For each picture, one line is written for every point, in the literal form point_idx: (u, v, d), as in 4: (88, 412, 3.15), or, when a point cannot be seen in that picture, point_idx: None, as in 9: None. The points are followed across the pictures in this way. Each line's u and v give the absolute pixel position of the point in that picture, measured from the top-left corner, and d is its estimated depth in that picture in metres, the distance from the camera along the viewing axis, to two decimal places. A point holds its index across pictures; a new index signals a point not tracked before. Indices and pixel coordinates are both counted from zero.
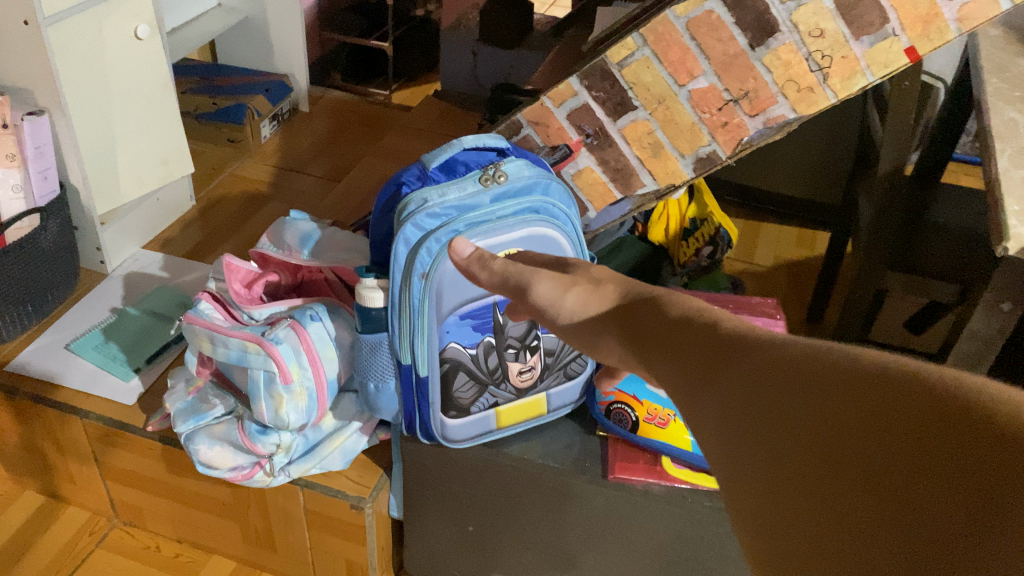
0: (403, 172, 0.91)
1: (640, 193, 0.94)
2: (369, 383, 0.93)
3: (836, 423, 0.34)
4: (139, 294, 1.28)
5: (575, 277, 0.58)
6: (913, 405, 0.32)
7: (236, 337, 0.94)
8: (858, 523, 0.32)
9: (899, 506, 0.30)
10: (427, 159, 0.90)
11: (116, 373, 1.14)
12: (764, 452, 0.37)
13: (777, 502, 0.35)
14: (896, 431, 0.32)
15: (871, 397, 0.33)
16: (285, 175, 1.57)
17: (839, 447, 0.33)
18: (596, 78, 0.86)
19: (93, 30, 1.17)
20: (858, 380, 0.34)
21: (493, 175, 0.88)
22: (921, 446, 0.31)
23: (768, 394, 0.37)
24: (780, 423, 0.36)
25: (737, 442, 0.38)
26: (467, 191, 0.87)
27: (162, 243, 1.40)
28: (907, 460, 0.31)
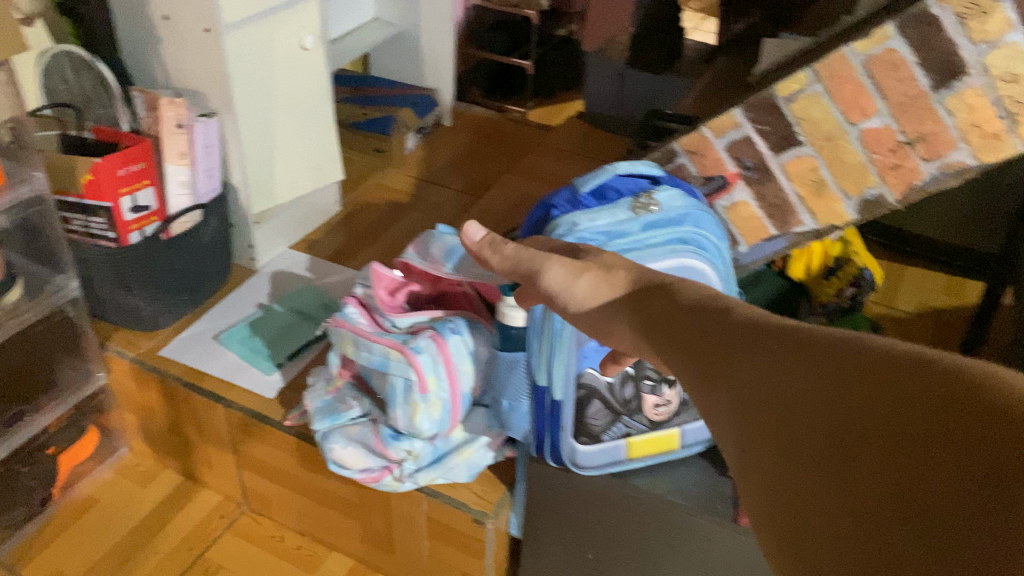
0: (552, 195, 0.91)
1: (798, 231, 0.90)
2: (503, 401, 0.94)
3: (844, 410, 0.37)
4: (284, 292, 1.33)
5: (586, 263, 0.63)
6: (921, 387, 0.35)
7: (379, 343, 0.97)
8: (877, 502, 0.34)
9: (914, 481, 0.33)
10: (578, 184, 0.90)
11: (258, 366, 1.19)
12: (780, 441, 0.40)
13: (794, 490, 0.39)
14: (908, 412, 0.35)
15: (881, 382, 0.37)
16: (425, 186, 1.61)
17: (857, 432, 0.36)
18: (762, 112, 0.85)
19: (267, 39, 1.23)
20: (869, 366, 0.38)
21: (645, 204, 0.87)
22: (933, 425, 0.33)
23: (779, 386, 0.41)
24: (798, 411, 0.40)
25: (755, 435, 0.42)
26: (618, 218, 0.86)
27: (308, 244, 1.45)
28: (920, 439, 0.34)
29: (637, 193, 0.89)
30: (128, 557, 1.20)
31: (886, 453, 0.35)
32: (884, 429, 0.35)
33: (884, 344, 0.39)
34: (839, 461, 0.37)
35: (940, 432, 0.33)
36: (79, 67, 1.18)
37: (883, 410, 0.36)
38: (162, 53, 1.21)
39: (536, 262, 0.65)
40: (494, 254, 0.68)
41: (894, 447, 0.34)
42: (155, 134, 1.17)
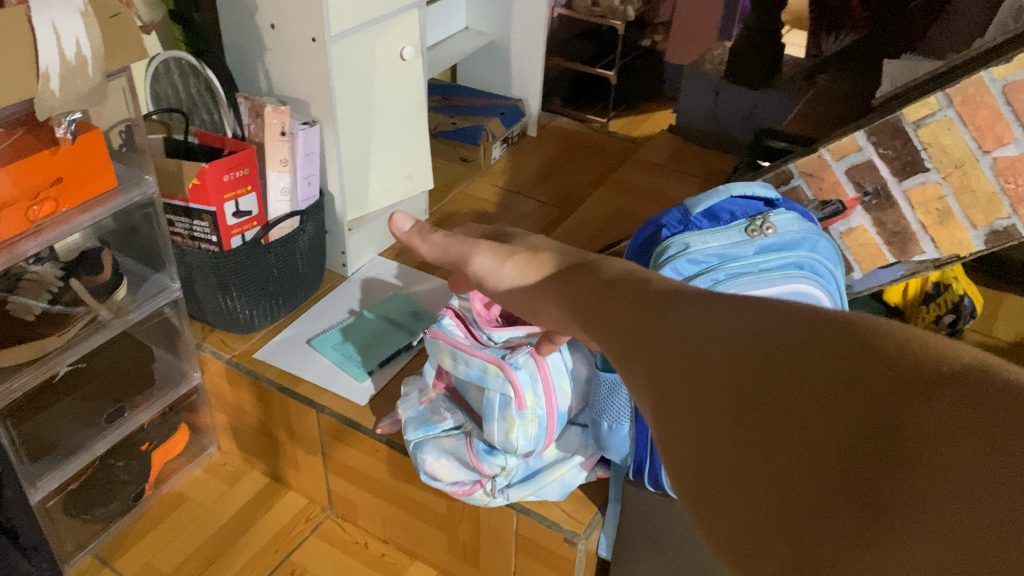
0: (662, 214, 0.89)
1: (917, 260, 0.87)
2: (603, 422, 0.92)
3: (761, 353, 0.39)
4: (374, 299, 1.34)
5: (513, 249, 0.73)
6: (833, 351, 0.37)
7: (477, 356, 0.96)
8: (772, 449, 0.35)
9: (823, 430, 0.34)
10: (690, 204, 0.88)
11: (349, 372, 1.20)
12: (692, 383, 0.41)
13: (700, 426, 0.39)
14: (818, 370, 0.37)
15: (793, 346, 0.39)
16: (511, 197, 1.61)
17: (763, 389, 0.38)
18: (887, 136, 0.82)
19: (369, 48, 1.24)
20: (781, 331, 0.40)
21: (761, 227, 0.85)
22: (841, 382, 0.35)
23: (695, 340, 0.43)
24: (711, 369, 0.40)
25: (672, 384, 0.42)
26: (732, 240, 0.84)
27: (397, 252, 1.46)
28: (831, 386, 0.36)
29: (752, 215, 0.87)
30: (217, 555, 1.22)
31: (793, 407, 0.36)
32: (791, 386, 0.37)
33: (794, 315, 0.41)
34: (740, 414, 0.38)
35: (848, 388, 0.35)
36: (185, 73, 1.20)
37: (793, 371, 0.37)
38: (267, 60, 1.23)
39: (467, 249, 0.77)
40: (426, 241, 0.84)
41: (802, 400, 0.36)
42: (259, 140, 1.19)
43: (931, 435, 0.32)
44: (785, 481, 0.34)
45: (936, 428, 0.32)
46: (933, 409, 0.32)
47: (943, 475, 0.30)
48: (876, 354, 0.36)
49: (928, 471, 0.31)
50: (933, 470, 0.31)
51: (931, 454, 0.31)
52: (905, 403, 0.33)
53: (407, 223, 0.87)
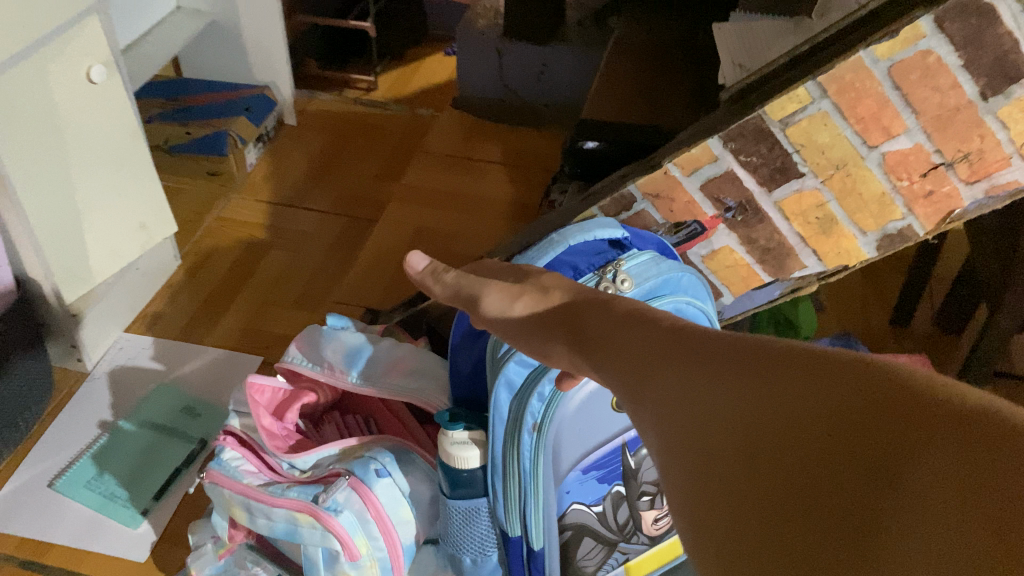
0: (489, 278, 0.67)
1: (798, 276, 0.71)
2: (464, 557, 0.70)
3: (772, 390, 0.36)
4: (132, 400, 1.04)
5: (524, 286, 0.58)
6: (841, 386, 0.33)
7: (280, 506, 0.72)
8: (775, 482, 0.33)
9: (822, 466, 0.32)
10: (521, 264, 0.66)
11: (117, 518, 0.91)
12: (700, 429, 0.37)
13: (709, 475, 0.36)
14: (820, 409, 0.33)
15: (792, 384, 0.35)
16: (282, 212, 1.32)
17: (759, 430, 0.35)
18: (748, 141, 0.63)
19: (40, 85, 0.90)
20: (778, 369, 0.36)
21: (614, 281, 0.64)
22: (843, 418, 0.32)
23: (695, 375, 0.39)
24: (705, 412, 0.37)
25: (672, 429, 0.39)
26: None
27: (151, 320, 1.15)
28: (847, 424, 0.32)
29: (599, 263, 0.66)
30: None
31: (794, 447, 0.33)
32: (790, 426, 0.34)
33: (792, 353, 0.37)
34: (742, 456, 0.35)
35: (850, 428, 0.32)
36: None
37: (811, 413, 0.33)
38: None
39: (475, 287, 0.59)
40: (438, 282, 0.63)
41: (802, 437, 0.33)
42: None
43: (931, 473, 0.29)
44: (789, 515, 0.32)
45: (934, 466, 0.29)
46: (934, 447, 0.29)
47: (939, 509, 0.28)
48: (884, 389, 0.32)
49: (928, 509, 0.28)
50: (928, 509, 0.28)
51: (929, 490, 0.28)
52: (907, 438, 0.30)
53: (424, 261, 0.66)
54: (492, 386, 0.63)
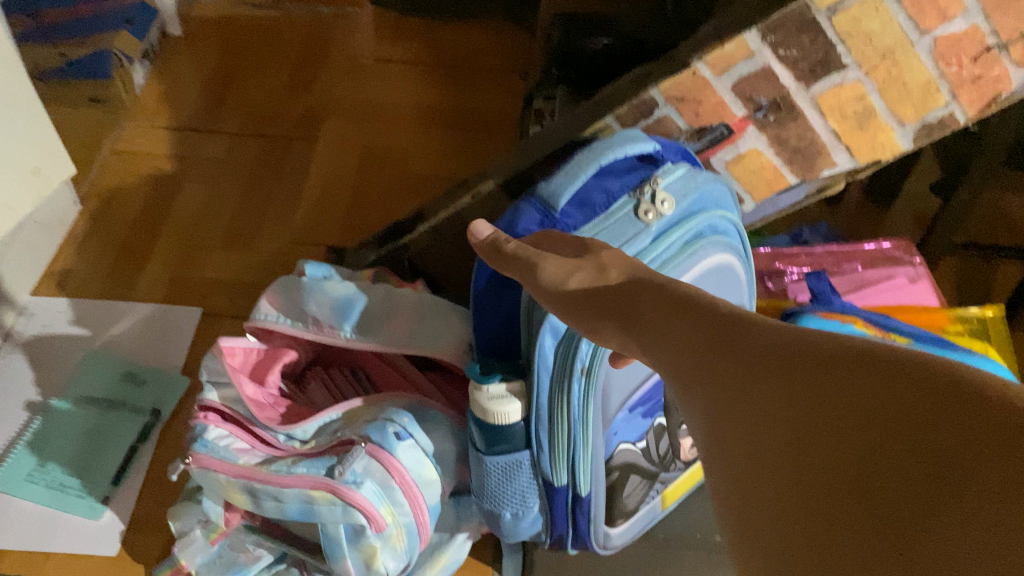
0: (513, 213, 0.58)
1: (826, 175, 0.67)
2: (504, 513, 0.64)
3: (821, 404, 0.30)
4: (59, 374, 0.90)
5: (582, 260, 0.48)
6: (888, 385, 0.28)
7: (291, 486, 0.64)
8: (827, 496, 0.28)
9: (877, 479, 0.27)
10: (550, 195, 0.58)
11: (73, 510, 0.80)
12: (749, 446, 0.32)
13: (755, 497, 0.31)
14: (869, 407, 0.28)
15: (836, 379, 0.30)
16: (187, 138, 1.17)
17: (801, 432, 0.30)
18: (790, 33, 0.57)
19: None
20: (817, 361, 0.31)
21: (654, 203, 0.58)
22: (897, 418, 0.27)
23: (739, 385, 0.33)
24: (743, 417, 0.33)
25: (724, 443, 0.33)
26: (626, 235, 0.57)
27: (61, 279, 1.00)
28: (913, 447, 0.26)
29: (633, 183, 0.61)
30: None
31: (841, 451, 0.28)
32: (837, 429, 0.29)
33: (829, 344, 0.32)
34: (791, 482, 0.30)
35: (910, 432, 0.27)
36: None
37: (869, 432, 0.28)
38: None
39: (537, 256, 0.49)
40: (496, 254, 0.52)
41: (854, 441, 0.28)
42: None
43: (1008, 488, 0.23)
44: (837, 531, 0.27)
45: (1011, 481, 0.23)
46: (1008, 458, 0.24)
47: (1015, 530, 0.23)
48: (943, 386, 0.27)
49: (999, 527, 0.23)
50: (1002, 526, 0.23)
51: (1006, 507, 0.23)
52: (975, 445, 0.25)
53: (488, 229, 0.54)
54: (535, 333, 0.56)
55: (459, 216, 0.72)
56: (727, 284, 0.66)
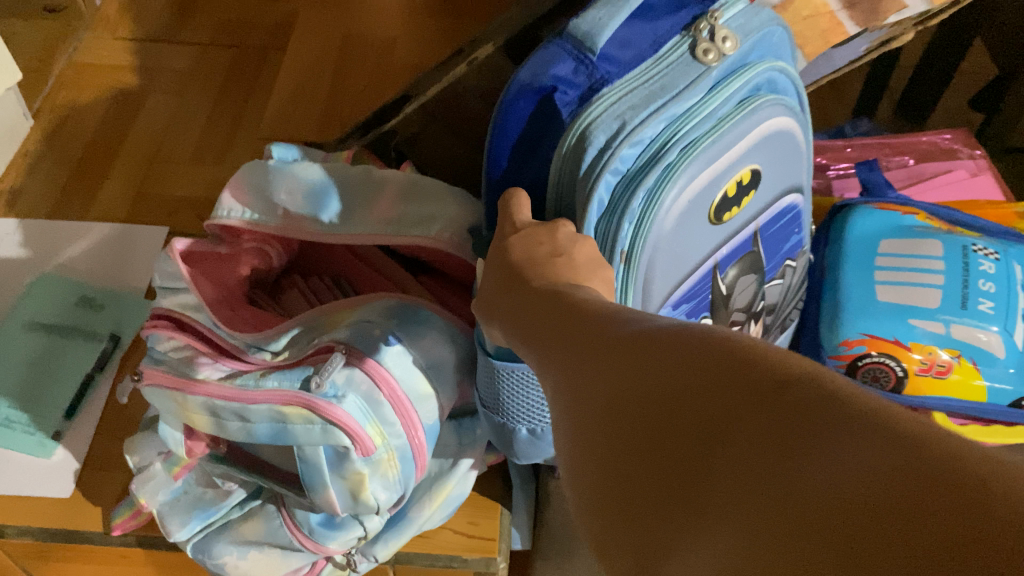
0: (541, 55, 0.45)
1: (892, 21, 0.57)
2: (521, 429, 0.55)
3: (641, 367, 0.28)
4: (5, 299, 0.80)
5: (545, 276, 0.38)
6: (701, 356, 0.26)
7: (262, 401, 0.53)
8: (643, 448, 0.26)
9: (656, 435, 0.26)
10: (585, 35, 0.45)
11: (19, 446, 0.70)
12: (584, 396, 0.30)
13: (585, 448, 0.29)
14: (651, 377, 0.27)
15: (638, 351, 0.28)
16: (151, 48, 1.05)
17: (610, 395, 0.28)
18: None
19: None
20: (614, 338, 0.30)
21: (714, 41, 0.47)
22: (671, 384, 0.26)
23: (584, 345, 0.31)
24: (576, 374, 0.31)
25: (571, 390, 0.31)
26: (684, 80, 0.47)
27: (10, 198, 0.90)
28: (707, 409, 0.24)
29: (684, 22, 0.49)
30: None
31: (652, 397, 0.26)
32: (623, 402, 0.27)
33: (641, 325, 0.30)
34: (612, 424, 0.28)
35: (697, 392, 0.25)
36: None
37: (674, 394, 0.26)
38: None
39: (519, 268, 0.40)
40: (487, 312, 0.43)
41: (640, 408, 0.27)
42: None
43: (760, 445, 0.22)
44: (633, 510, 0.26)
45: (760, 436, 0.23)
46: (761, 412, 0.23)
47: (761, 485, 0.22)
48: (734, 352, 0.25)
49: (755, 484, 0.22)
50: (756, 469, 0.22)
51: (753, 463, 0.22)
52: (729, 404, 0.24)
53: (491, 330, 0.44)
54: (578, 205, 0.45)
55: (454, 90, 0.61)
56: (789, 154, 0.56)
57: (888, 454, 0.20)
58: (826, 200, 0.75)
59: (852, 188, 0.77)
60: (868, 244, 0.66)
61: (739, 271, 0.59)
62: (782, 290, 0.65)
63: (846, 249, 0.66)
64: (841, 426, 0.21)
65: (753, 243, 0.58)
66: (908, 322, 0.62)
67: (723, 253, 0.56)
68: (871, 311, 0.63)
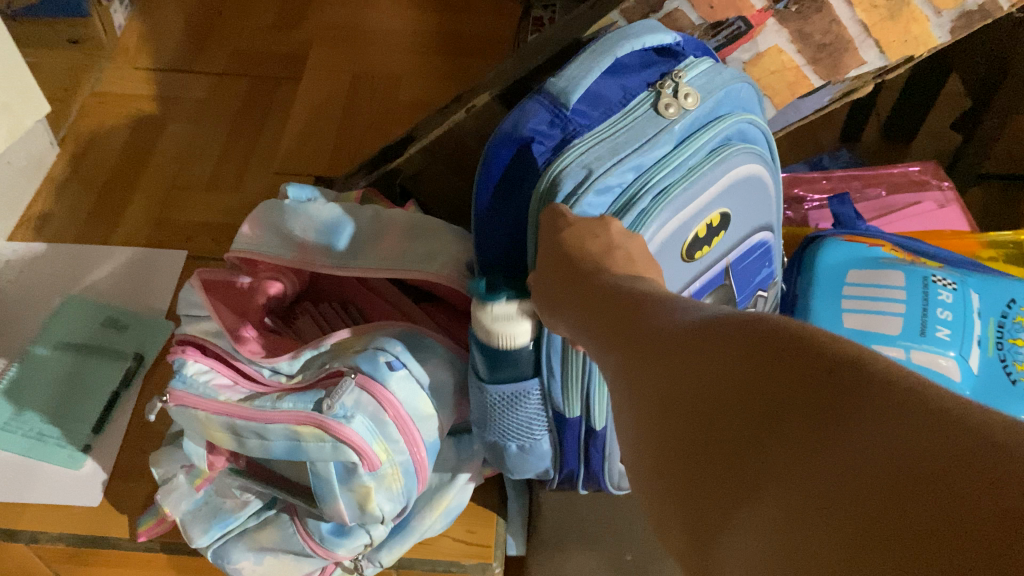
0: (522, 110, 0.52)
1: (852, 76, 0.62)
2: (511, 445, 0.60)
3: (702, 350, 0.31)
4: (36, 319, 0.86)
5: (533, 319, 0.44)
6: (753, 345, 0.30)
7: (278, 422, 0.59)
8: (705, 422, 0.30)
9: (717, 411, 0.29)
10: (561, 91, 0.51)
11: (51, 459, 0.76)
12: (649, 378, 0.33)
13: (650, 425, 0.33)
14: (708, 365, 0.31)
15: (693, 342, 0.32)
16: (170, 78, 1.11)
17: (669, 382, 0.32)
18: None
19: None
20: (671, 333, 0.34)
21: (676, 98, 0.53)
22: (727, 374, 0.30)
23: (645, 337, 0.35)
24: (638, 362, 0.35)
25: (632, 376, 0.35)
26: (648, 134, 0.52)
27: (39, 223, 0.96)
28: (765, 385, 0.28)
29: (652, 78, 0.55)
30: None
31: (711, 380, 0.30)
32: (685, 386, 0.31)
33: (694, 319, 0.34)
34: (677, 401, 0.31)
35: (756, 374, 0.29)
36: None
37: (733, 375, 0.29)
38: None
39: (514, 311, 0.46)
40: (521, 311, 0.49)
41: (701, 388, 0.31)
42: None
43: (814, 414, 0.26)
44: (695, 478, 0.30)
45: (813, 410, 0.26)
46: (813, 390, 0.27)
47: (814, 450, 0.26)
48: (784, 338, 0.29)
49: (809, 456, 0.25)
50: (809, 439, 0.26)
51: (806, 433, 0.26)
52: (786, 381, 0.28)
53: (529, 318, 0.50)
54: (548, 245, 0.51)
55: (454, 134, 0.67)
56: (758, 196, 0.61)
57: (922, 425, 0.23)
58: (802, 231, 0.81)
59: (827, 219, 0.83)
60: (836, 275, 0.71)
61: (714, 303, 0.64)
62: None
63: (817, 278, 0.72)
64: (882, 400, 0.25)
65: (725, 277, 0.63)
66: (871, 347, 0.67)
67: (698, 287, 0.61)
68: None
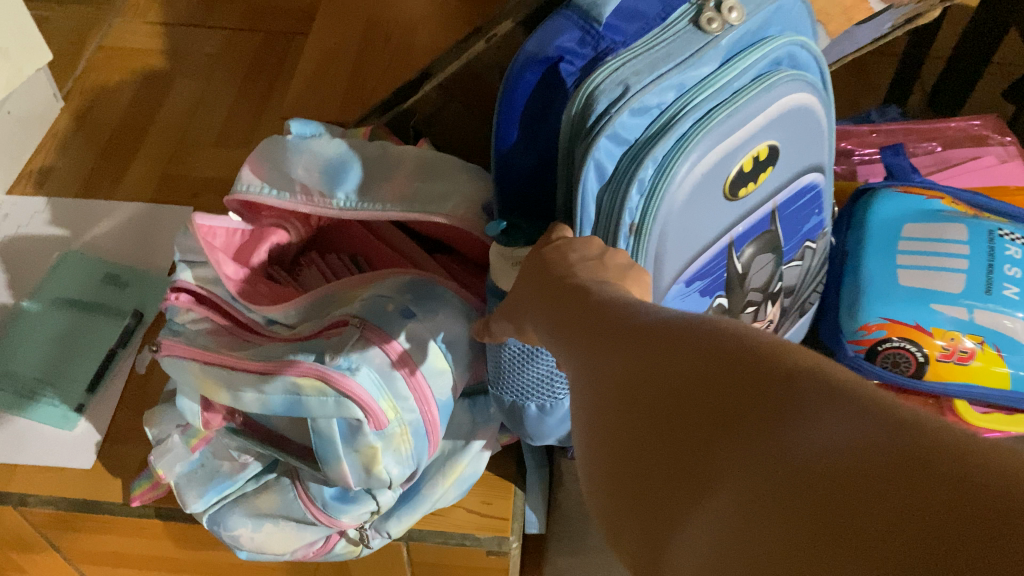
0: (547, 26, 0.45)
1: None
2: (529, 405, 0.55)
3: (645, 354, 0.29)
4: (32, 276, 0.81)
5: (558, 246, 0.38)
6: (702, 347, 0.27)
7: (277, 371, 0.54)
8: (649, 426, 0.27)
9: (660, 417, 0.27)
10: (592, 5, 0.44)
11: (43, 418, 0.71)
12: (594, 378, 0.31)
13: (594, 428, 0.30)
14: (652, 365, 0.28)
15: (639, 341, 0.30)
16: (179, 32, 1.07)
17: (618, 379, 0.29)
18: None
19: None
20: (622, 327, 0.31)
21: (719, 11, 0.46)
22: (674, 373, 0.27)
23: (593, 333, 0.32)
24: (590, 355, 0.32)
25: (579, 373, 0.32)
26: (690, 48, 0.45)
27: (40, 177, 0.91)
28: (704, 394, 0.26)
29: None
30: None
31: (653, 384, 0.28)
32: (635, 384, 0.28)
33: (644, 314, 0.31)
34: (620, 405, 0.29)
35: (703, 378, 0.26)
36: None
37: (680, 377, 0.27)
38: None
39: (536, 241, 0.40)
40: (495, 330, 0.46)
41: (646, 388, 0.28)
42: None
43: (760, 424, 0.24)
44: (642, 489, 0.27)
45: (760, 416, 0.24)
46: (759, 396, 0.24)
47: (760, 462, 0.23)
48: (731, 342, 0.26)
49: (754, 463, 0.23)
50: (754, 453, 0.23)
51: (750, 447, 0.23)
52: (732, 386, 0.25)
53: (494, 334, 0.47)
54: (578, 170, 0.45)
55: (473, 67, 0.61)
56: (808, 132, 0.55)
57: (883, 436, 0.21)
58: (851, 185, 0.74)
59: (877, 174, 0.77)
60: (890, 230, 0.65)
61: (756, 250, 0.58)
62: (801, 273, 0.64)
63: (868, 235, 0.66)
64: (841, 408, 0.22)
65: (770, 222, 0.58)
66: (930, 307, 0.61)
67: (739, 230, 0.55)
68: (892, 296, 0.62)
